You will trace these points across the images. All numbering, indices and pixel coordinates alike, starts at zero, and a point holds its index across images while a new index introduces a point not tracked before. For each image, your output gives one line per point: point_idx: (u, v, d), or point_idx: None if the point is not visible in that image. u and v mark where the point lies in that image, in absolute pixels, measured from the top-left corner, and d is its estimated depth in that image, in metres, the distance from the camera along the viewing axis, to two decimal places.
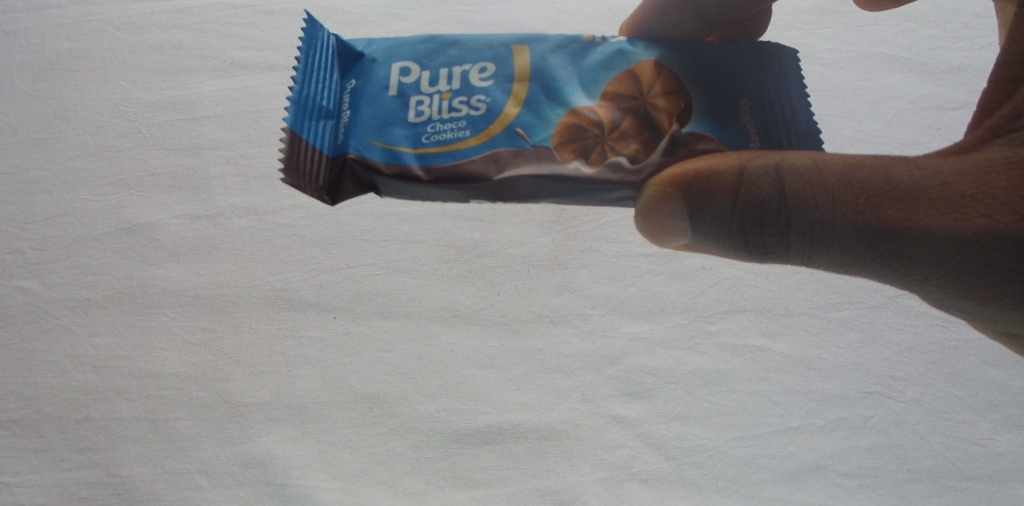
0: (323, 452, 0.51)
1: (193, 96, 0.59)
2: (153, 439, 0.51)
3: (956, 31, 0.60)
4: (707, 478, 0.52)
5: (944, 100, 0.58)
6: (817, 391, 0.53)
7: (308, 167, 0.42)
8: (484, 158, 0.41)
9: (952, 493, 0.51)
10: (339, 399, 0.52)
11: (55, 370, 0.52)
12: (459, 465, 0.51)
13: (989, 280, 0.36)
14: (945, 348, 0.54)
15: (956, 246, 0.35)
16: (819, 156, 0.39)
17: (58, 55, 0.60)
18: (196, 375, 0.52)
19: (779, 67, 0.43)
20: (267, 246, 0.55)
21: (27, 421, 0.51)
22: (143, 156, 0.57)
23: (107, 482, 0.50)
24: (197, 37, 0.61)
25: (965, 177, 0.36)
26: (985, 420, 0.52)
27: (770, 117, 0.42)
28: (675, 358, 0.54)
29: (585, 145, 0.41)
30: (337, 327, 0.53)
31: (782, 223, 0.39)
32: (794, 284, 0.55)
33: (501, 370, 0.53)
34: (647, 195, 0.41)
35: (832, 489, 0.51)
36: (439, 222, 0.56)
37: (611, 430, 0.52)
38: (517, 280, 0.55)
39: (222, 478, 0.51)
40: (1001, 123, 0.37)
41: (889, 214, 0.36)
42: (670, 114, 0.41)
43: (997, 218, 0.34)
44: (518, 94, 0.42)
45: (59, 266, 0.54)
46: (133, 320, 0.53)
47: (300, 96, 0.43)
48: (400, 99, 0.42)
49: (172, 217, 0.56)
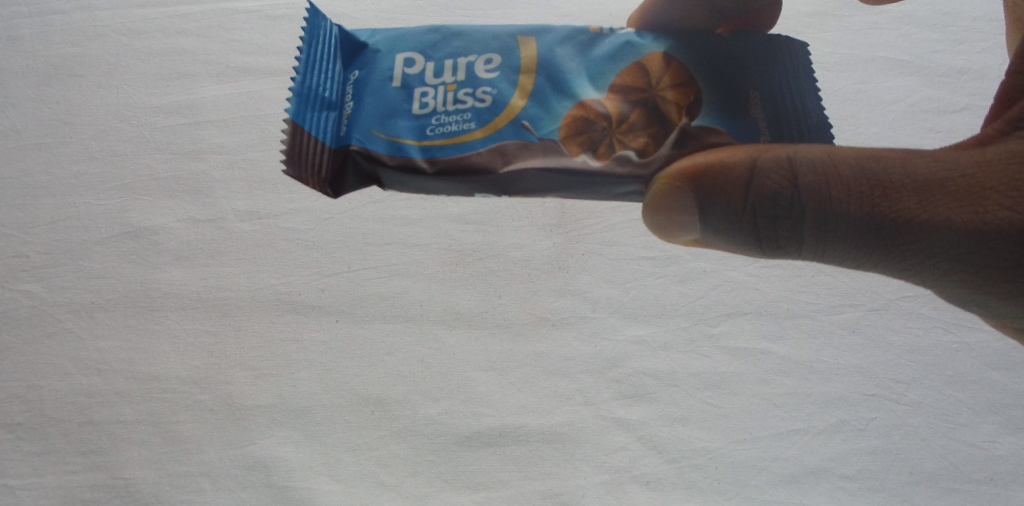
0: (324, 455, 0.51)
1: (196, 101, 0.59)
2: (156, 443, 0.51)
3: (956, 34, 0.61)
4: (710, 480, 0.51)
5: (944, 103, 0.59)
6: (818, 393, 0.52)
7: (310, 158, 0.41)
8: (490, 151, 0.41)
9: (954, 495, 0.51)
10: (342, 402, 0.52)
11: (59, 373, 0.52)
12: (460, 469, 0.51)
13: (1012, 275, 0.35)
14: (947, 350, 0.53)
15: (977, 239, 0.35)
16: (831, 148, 0.39)
17: (62, 60, 0.60)
18: (199, 377, 0.52)
19: (788, 59, 0.43)
20: (269, 249, 0.55)
21: (30, 424, 0.51)
22: (146, 160, 0.57)
23: (111, 485, 0.50)
24: (199, 42, 0.61)
25: (985, 168, 0.36)
26: (986, 423, 0.52)
27: (781, 112, 0.42)
28: (676, 360, 0.53)
29: (591, 138, 0.41)
30: (338, 331, 0.53)
31: (794, 216, 0.39)
32: (797, 286, 0.55)
33: (503, 373, 0.53)
34: (656, 189, 0.40)
35: (835, 490, 0.51)
36: (440, 225, 0.56)
37: (614, 432, 0.52)
38: (518, 282, 0.55)
39: (224, 480, 0.50)
40: (1020, 114, 0.37)
41: (905, 207, 0.36)
42: (680, 107, 0.41)
43: (1021, 210, 0.34)
44: (524, 86, 0.42)
45: (60, 269, 0.54)
46: (135, 323, 0.53)
47: (302, 86, 0.43)
48: (404, 90, 0.42)
49: (174, 221, 0.56)
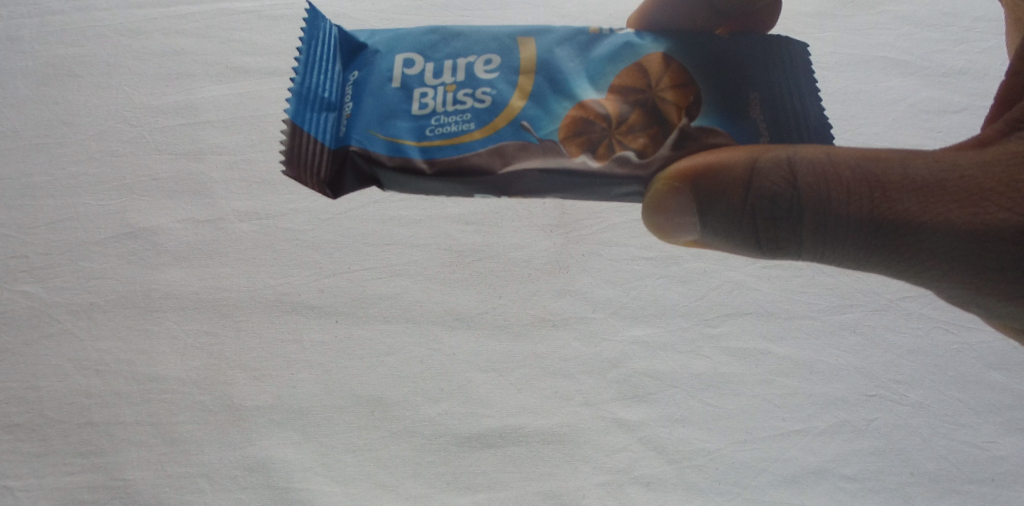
0: (323, 456, 0.51)
1: (195, 101, 0.59)
2: (156, 443, 0.51)
3: (956, 34, 0.61)
4: (710, 481, 0.51)
5: (944, 103, 0.58)
6: (819, 394, 0.52)
7: (310, 159, 0.41)
8: (489, 152, 0.41)
9: (955, 496, 0.51)
10: (341, 402, 0.52)
11: (58, 373, 0.52)
12: (460, 469, 0.51)
13: (1012, 276, 0.35)
14: (947, 350, 0.53)
15: (978, 239, 0.35)
16: (831, 149, 0.39)
17: (62, 61, 0.60)
18: (198, 378, 0.52)
19: (788, 60, 0.43)
20: (269, 250, 0.55)
21: (29, 425, 0.51)
22: (146, 160, 0.57)
23: (111, 485, 0.50)
24: (199, 42, 0.61)
25: (985, 169, 0.35)
26: (986, 423, 0.52)
27: (781, 113, 0.42)
28: (676, 361, 0.53)
29: (591, 138, 0.41)
30: (338, 332, 0.53)
31: (794, 216, 0.39)
32: (797, 287, 0.55)
33: (503, 373, 0.53)
34: (656, 190, 0.40)
35: (835, 491, 0.51)
36: (440, 226, 0.56)
37: (614, 433, 0.52)
38: (518, 283, 0.55)
39: (224, 481, 0.50)
40: (1020, 115, 0.37)
41: (906, 208, 0.36)
42: (680, 108, 0.41)
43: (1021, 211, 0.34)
44: (524, 87, 0.42)
45: (60, 269, 0.54)
46: (135, 324, 0.53)
47: (302, 87, 0.43)
48: (404, 91, 0.42)
49: (173, 221, 0.56)
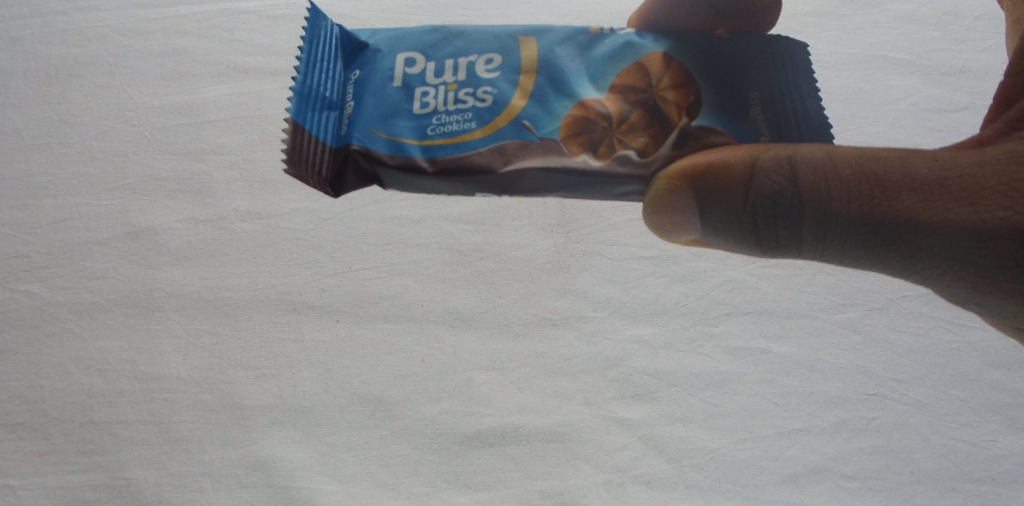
0: (325, 455, 0.51)
1: (197, 101, 0.59)
2: (157, 442, 0.51)
3: (956, 34, 0.61)
4: (710, 480, 0.51)
5: (944, 102, 0.59)
6: (819, 393, 0.52)
7: (310, 157, 0.41)
8: (490, 151, 0.41)
9: (955, 495, 0.51)
10: (343, 401, 0.52)
11: (60, 373, 0.52)
12: (460, 468, 0.51)
13: (1014, 275, 0.35)
14: (947, 349, 0.53)
15: (978, 239, 0.35)
16: (832, 148, 0.39)
17: (64, 61, 0.60)
18: (200, 377, 0.52)
19: (789, 60, 0.44)
20: (271, 250, 0.55)
21: (32, 424, 0.51)
22: (147, 160, 0.57)
23: (112, 485, 0.50)
24: (200, 42, 0.61)
25: (986, 168, 0.36)
26: (987, 422, 0.52)
27: (781, 112, 0.42)
28: (676, 360, 0.53)
29: (592, 138, 0.41)
30: (339, 331, 0.53)
31: (795, 215, 0.39)
32: (797, 286, 0.55)
33: (505, 372, 0.53)
34: (657, 189, 0.40)
35: (835, 490, 0.51)
36: (441, 226, 0.56)
37: (614, 432, 0.52)
38: (518, 283, 0.55)
39: (225, 480, 0.50)
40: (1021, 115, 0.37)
41: (907, 207, 0.36)
42: (680, 107, 0.41)
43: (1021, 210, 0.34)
44: (525, 86, 0.42)
45: (63, 270, 0.54)
46: (138, 324, 0.53)
47: (303, 86, 0.43)
48: (405, 90, 0.42)
49: (175, 221, 0.56)
